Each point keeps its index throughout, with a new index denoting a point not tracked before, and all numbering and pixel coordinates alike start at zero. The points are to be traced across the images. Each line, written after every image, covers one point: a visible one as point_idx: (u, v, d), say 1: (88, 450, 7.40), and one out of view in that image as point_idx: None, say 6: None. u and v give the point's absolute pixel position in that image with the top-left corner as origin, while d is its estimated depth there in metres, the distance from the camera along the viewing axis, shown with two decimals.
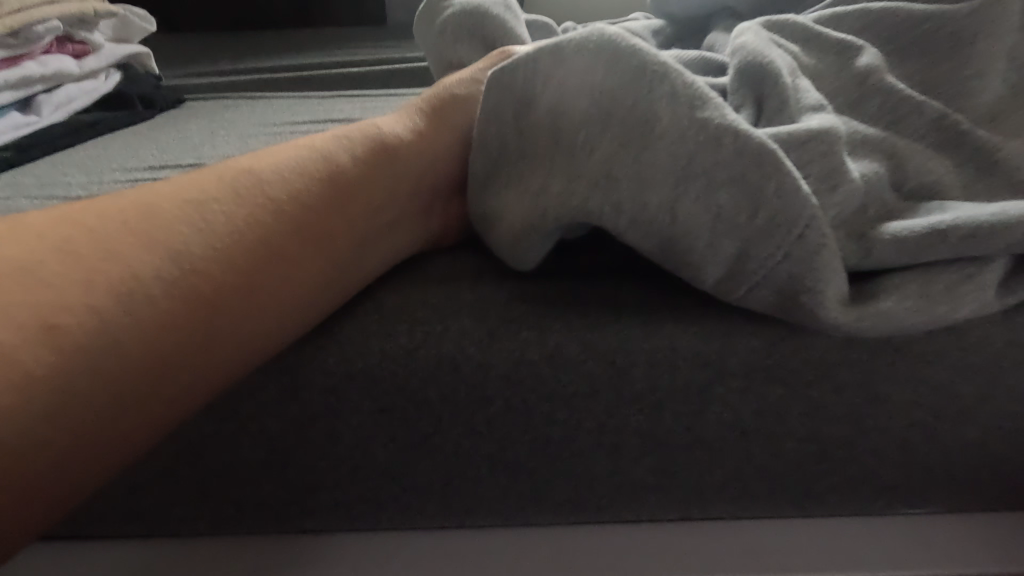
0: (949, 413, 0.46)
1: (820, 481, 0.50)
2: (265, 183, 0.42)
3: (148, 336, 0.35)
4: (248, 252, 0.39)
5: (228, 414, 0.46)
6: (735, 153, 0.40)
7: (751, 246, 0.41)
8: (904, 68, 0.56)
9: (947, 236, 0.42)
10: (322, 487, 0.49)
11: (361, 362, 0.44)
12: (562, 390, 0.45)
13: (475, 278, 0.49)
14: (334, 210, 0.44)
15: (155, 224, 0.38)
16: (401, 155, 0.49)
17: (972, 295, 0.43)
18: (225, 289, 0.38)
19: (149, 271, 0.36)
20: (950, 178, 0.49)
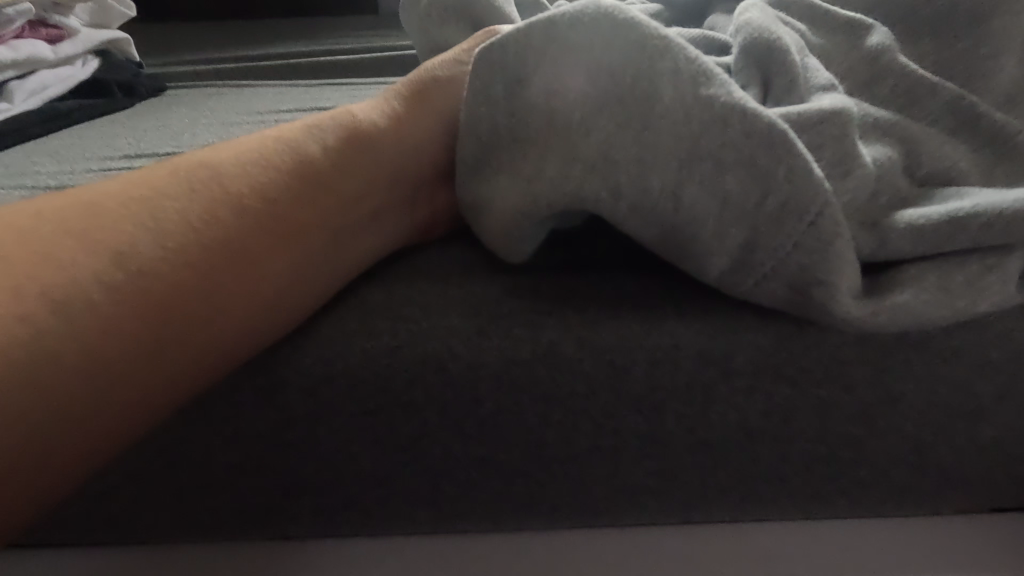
0: (968, 414, 0.44)
1: (830, 485, 0.47)
2: (223, 177, 0.40)
3: (86, 344, 0.32)
4: (202, 249, 0.37)
5: (197, 417, 0.43)
6: (742, 138, 0.38)
7: (761, 235, 0.38)
8: (916, 49, 0.54)
9: (967, 225, 0.40)
10: (302, 495, 0.47)
11: (339, 361, 0.41)
12: (558, 391, 0.42)
13: (463, 271, 0.46)
14: (301, 202, 0.41)
15: (99, 224, 0.35)
16: (379, 143, 0.46)
17: (992, 288, 0.40)
18: (178, 289, 0.35)
19: (92, 275, 0.33)
20: (966, 165, 0.46)
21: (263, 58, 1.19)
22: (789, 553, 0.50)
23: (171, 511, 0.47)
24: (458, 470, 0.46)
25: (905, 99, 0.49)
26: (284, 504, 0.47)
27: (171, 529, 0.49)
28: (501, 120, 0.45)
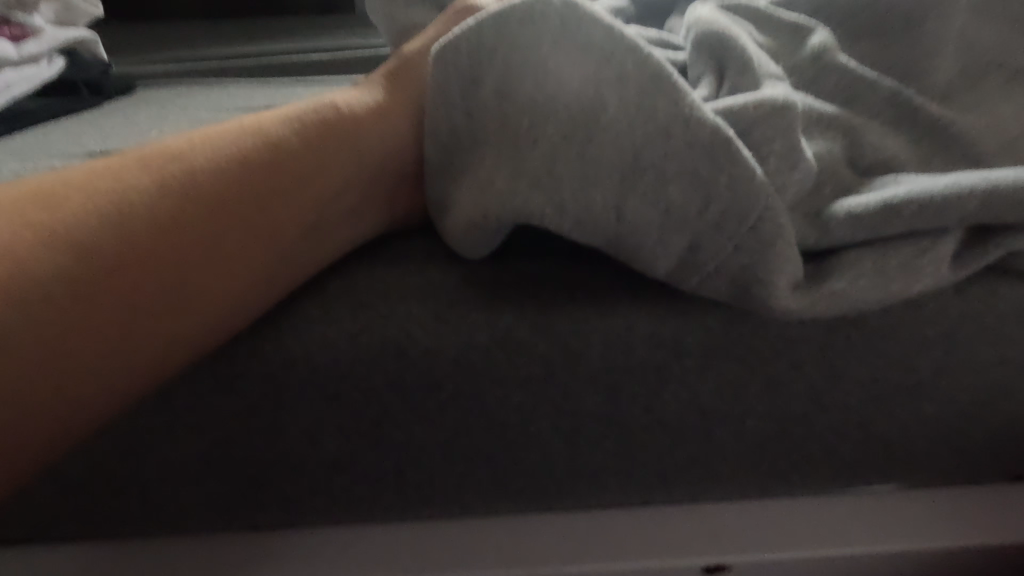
0: (908, 389, 0.46)
1: (782, 462, 0.50)
2: (187, 167, 0.40)
3: (38, 339, 0.34)
4: (160, 243, 0.37)
5: (160, 407, 0.44)
6: (684, 133, 0.40)
7: (703, 222, 0.40)
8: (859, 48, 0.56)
9: (902, 212, 0.42)
10: (268, 482, 0.48)
11: (300, 349, 0.42)
12: (514, 375, 0.44)
13: (424, 260, 0.48)
14: (274, 198, 0.41)
15: (50, 216, 0.36)
16: (356, 135, 0.46)
17: (926, 268, 0.42)
18: (132, 285, 0.36)
19: (57, 252, 0.35)
20: (905, 153, 0.49)
21: (233, 56, 1.19)
22: (747, 530, 0.52)
23: (138, 502, 0.48)
24: (422, 455, 0.47)
25: (846, 96, 0.52)
26: (250, 491, 0.48)
27: (138, 521, 0.49)
28: (456, 118, 0.46)
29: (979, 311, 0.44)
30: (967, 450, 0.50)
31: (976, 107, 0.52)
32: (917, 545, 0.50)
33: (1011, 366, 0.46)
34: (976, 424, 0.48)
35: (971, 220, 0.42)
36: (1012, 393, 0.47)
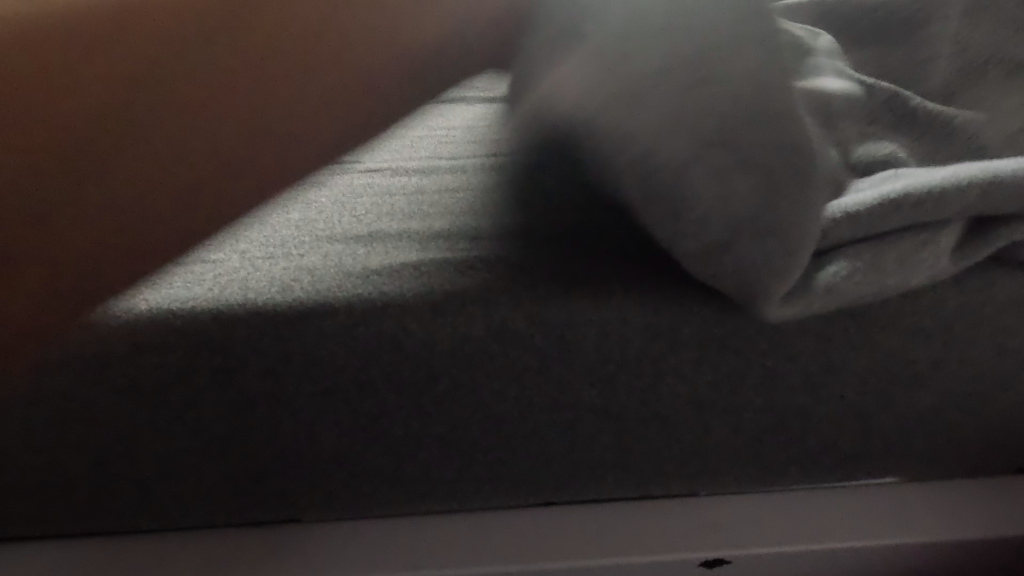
0: (905, 381, 0.46)
1: (781, 454, 0.50)
2: (228, 84, 0.62)
3: (140, 162, 0.54)
4: (190, 133, 0.58)
5: (157, 400, 0.44)
6: (756, 88, 0.40)
7: (745, 192, 0.39)
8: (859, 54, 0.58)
9: (900, 206, 0.41)
10: (265, 475, 0.48)
11: (296, 341, 0.42)
12: (510, 366, 0.44)
13: (420, 251, 0.46)
14: (264, 116, 0.60)
15: (122, 115, 0.58)
16: (338, 77, 0.65)
17: (927, 258, 0.42)
18: (177, 150, 0.56)
19: (143, 116, 0.58)
20: (903, 145, 0.48)
21: None
22: (745, 522, 0.52)
23: (135, 496, 0.48)
24: (420, 449, 0.47)
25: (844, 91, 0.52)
26: (247, 484, 0.48)
27: (136, 516, 0.49)
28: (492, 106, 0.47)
29: (980, 302, 0.44)
30: (965, 442, 0.50)
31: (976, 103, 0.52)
32: (906, 538, 0.51)
33: (1010, 358, 0.46)
34: (973, 416, 0.48)
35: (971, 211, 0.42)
36: (1010, 385, 0.47)
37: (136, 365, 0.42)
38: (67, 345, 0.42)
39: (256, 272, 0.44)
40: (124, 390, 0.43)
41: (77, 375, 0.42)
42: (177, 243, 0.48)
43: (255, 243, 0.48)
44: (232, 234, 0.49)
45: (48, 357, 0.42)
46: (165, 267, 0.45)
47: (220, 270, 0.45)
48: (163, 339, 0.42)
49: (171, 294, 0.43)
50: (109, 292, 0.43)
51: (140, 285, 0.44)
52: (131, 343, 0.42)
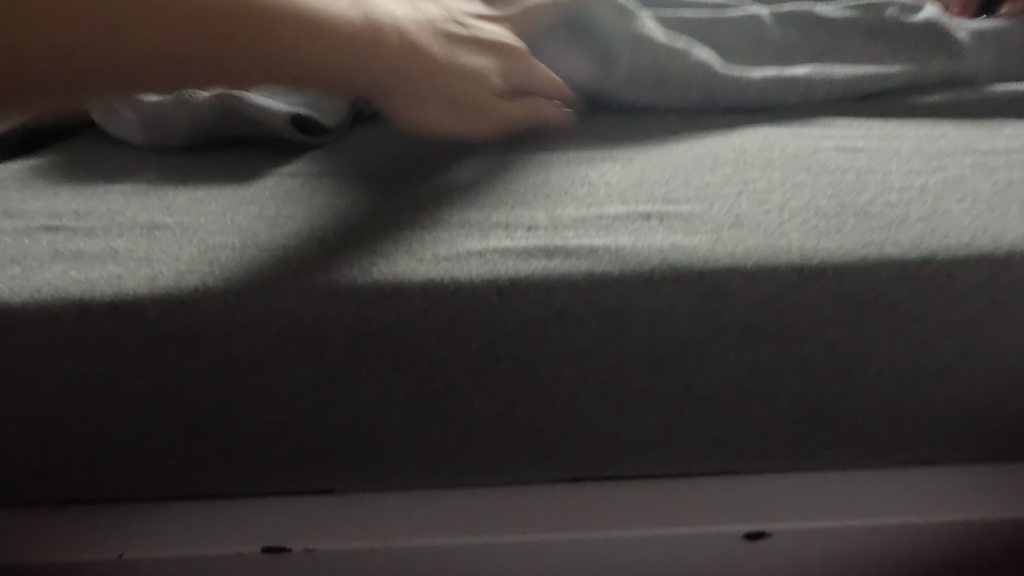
0: (933, 364, 0.49)
1: (816, 437, 0.53)
2: None
3: None
4: None
5: (249, 373, 0.48)
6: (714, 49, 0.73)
7: (803, 79, 0.73)
8: (869, 118, 0.70)
9: (904, 52, 0.77)
10: (339, 447, 0.52)
11: (375, 321, 0.46)
12: (566, 348, 0.48)
13: (482, 236, 0.50)
14: None
15: None
16: None
17: (940, 251, 0.46)
18: None
19: None
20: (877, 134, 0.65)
21: None
22: (791, 502, 0.54)
23: (222, 464, 0.53)
24: (481, 427, 0.51)
25: (820, 52, 0.78)
26: (320, 453, 0.52)
27: (224, 482, 0.54)
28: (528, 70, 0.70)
29: (1008, 296, 0.47)
30: (993, 430, 0.53)
31: (991, 153, 0.60)
32: (948, 514, 0.53)
33: None
34: (1000, 403, 0.51)
35: (943, 186, 0.54)
36: None
37: (231, 340, 0.47)
38: (169, 321, 0.46)
39: (335, 257, 0.48)
40: (217, 363, 0.48)
41: (178, 349, 0.47)
42: (262, 232, 0.52)
43: (331, 230, 0.52)
44: (305, 224, 0.53)
45: (157, 332, 0.47)
46: (250, 252, 0.49)
47: (300, 254, 0.49)
48: (257, 319, 0.46)
49: (258, 277, 0.47)
50: (204, 274, 0.47)
51: (233, 268, 0.48)
52: (229, 322, 0.46)
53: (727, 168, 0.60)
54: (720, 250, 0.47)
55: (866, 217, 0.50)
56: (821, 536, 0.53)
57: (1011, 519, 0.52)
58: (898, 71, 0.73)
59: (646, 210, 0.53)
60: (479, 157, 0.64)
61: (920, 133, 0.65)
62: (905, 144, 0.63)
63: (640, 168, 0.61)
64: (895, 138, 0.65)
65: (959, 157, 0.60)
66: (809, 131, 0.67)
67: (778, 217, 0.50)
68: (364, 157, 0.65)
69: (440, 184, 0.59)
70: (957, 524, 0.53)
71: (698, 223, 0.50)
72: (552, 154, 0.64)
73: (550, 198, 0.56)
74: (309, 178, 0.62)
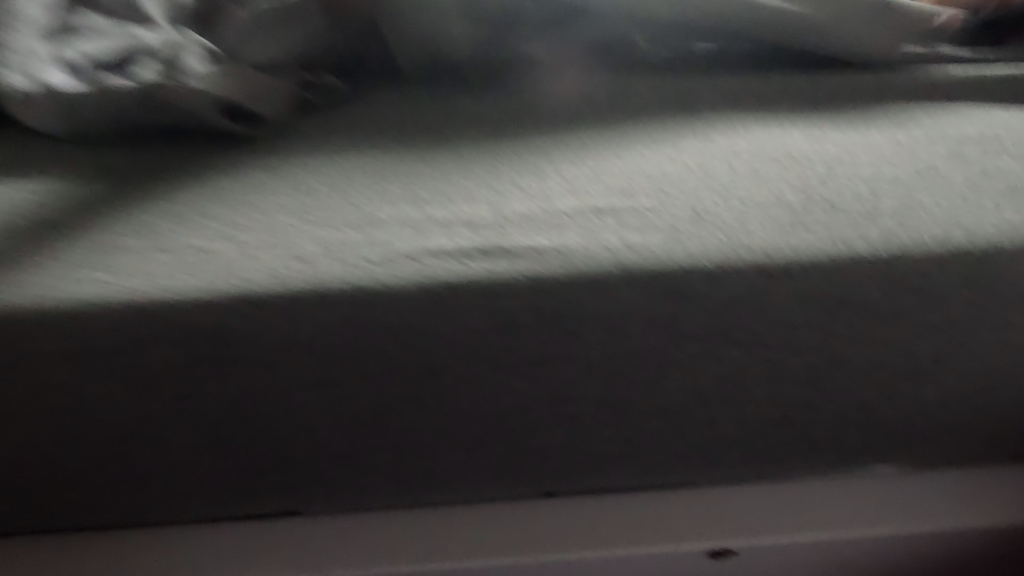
0: (905, 368, 0.46)
1: (784, 446, 0.49)
2: None
3: None
4: None
5: (160, 394, 0.43)
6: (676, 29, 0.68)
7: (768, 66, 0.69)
8: (840, 101, 0.66)
9: None
10: (266, 469, 0.47)
11: (299, 335, 0.42)
12: (511, 358, 0.43)
13: (417, 236, 0.45)
14: None
15: None
16: None
17: (911, 247, 0.43)
18: None
19: None
20: (847, 118, 0.61)
21: None
22: (758, 515, 0.51)
23: (137, 491, 0.48)
24: (424, 446, 0.47)
25: None
26: (245, 477, 0.47)
27: (141, 511, 0.49)
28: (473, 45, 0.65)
29: (984, 296, 0.44)
30: (968, 434, 0.50)
31: (964, 140, 0.57)
32: (921, 524, 0.50)
33: (1010, 354, 0.46)
34: (975, 406, 0.48)
35: (915, 176, 0.51)
36: (1012, 377, 0.47)
37: (135, 356, 0.42)
38: (63, 338, 0.42)
39: (252, 261, 0.43)
40: (122, 381, 0.43)
41: (76, 368, 0.42)
42: (175, 234, 0.47)
43: (251, 230, 0.47)
44: (225, 225, 0.48)
45: (51, 351, 0.42)
46: (158, 257, 0.44)
47: (213, 259, 0.44)
48: (164, 333, 0.42)
49: (165, 287, 0.42)
50: (102, 285, 0.42)
51: (136, 277, 0.43)
52: (132, 337, 0.42)
53: (689, 158, 0.56)
54: (677, 248, 0.43)
55: (835, 211, 0.46)
56: (790, 551, 0.50)
57: (985, 526, 0.50)
58: (898, 42, 0.67)
59: (600, 204, 0.48)
60: (425, 148, 0.59)
61: (892, 120, 0.62)
62: (876, 131, 0.59)
63: (597, 156, 0.57)
64: (866, 123, 0.61)
65: (931, 145, 0.57)
66: (778, 111, 0.63)
67: (741, 211, 0.47)
68: (299, 150, 0.60)
69: (379, 178, 0.54)
70: (930, 533, 0.50)
71: (656, 219, 0.46)
72: (503, 142, 0.60)
73: (498, 192, 0.52)
74: (238, 173, 0.56)
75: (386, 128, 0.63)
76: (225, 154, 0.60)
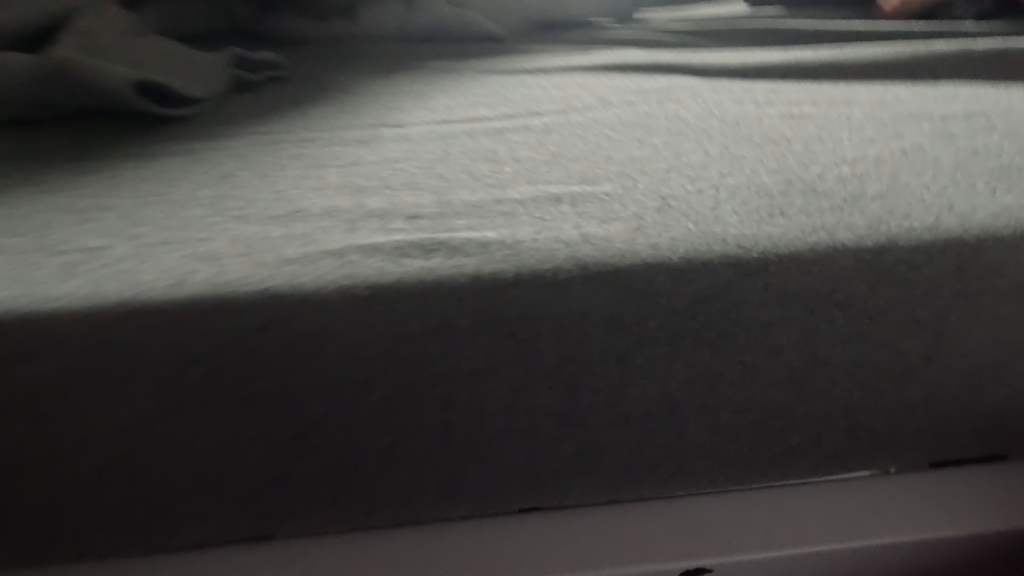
0: (892, 368, 0.42)
1: (764, 453, 0.45)
2: None
3: None
4: None
5: (38, 417, 0.37)
6: None
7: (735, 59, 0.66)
8: (816, 82, 0.62)
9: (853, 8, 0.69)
10: (174, 499, 0.40)
11: (204, 347, 0.36)
12: (455, 368, 0.38)
13: (347, 230, 0.40)
14: None
15: None
16: None
17: (898, 235, 0.39)
18: None
19: None
20: (823, 99, 0.57)
21: None
22: (745, 525, 0.46)
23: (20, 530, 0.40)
24: (359, 467, 0.41)
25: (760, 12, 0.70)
26: (151, 510, 0.41)
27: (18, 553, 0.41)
28: None
29: (976, 287, 0.40)
30: (957, 435, 0.46)
31: (949, 119, 0.53)
32: (909, 532, 0.46)
33: (1002, 350, 0.42)
34: (965, 405, 0.44)
35: (899, 157, 0.47)
36: (1005, 375, 0.43)
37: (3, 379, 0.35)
38: None
39: (149, 263, 0.38)
40: None
41: None
42: (67, 233, 0.41)
43: (155, 226, 0.41)
44: (127, 220, 0.42)
45: None
46: (40, 260, 0.38)
47: (104, 261, 0.38)
48: (40, 348, 0.35)
49: (45, 294, 0.36)
50: None
51: (12, 283, 0.36)
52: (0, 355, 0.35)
53: (657, 140, 0.51)
54: (642, 241, 0.38)
55: (814, 196, 0.42)
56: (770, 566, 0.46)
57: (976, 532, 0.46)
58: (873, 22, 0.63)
59: (558, 191, 0.43)
60: (366, 132, 0.54)
61: (872, 97, 0.57)
62: (855, 109, 0.55)
63: (556, 140, 0.52)
64: (844, 102, 0.57)
65: (913, 124, 0.53)
66: (749, 96, 0.59)
67: (712, 197, 0.42)
68: (225, 134, 0.54)
69: (312, 165, 0.48)
70: (918, 541, 0.46)
71: (619, 207, 0.41)
72: (454, 127, 0.54)
73: (444, 178, 0.46)
74: (152, 162, 0.50)
75: (326, 113, 0.58)
76: (140, 141, 0.53)
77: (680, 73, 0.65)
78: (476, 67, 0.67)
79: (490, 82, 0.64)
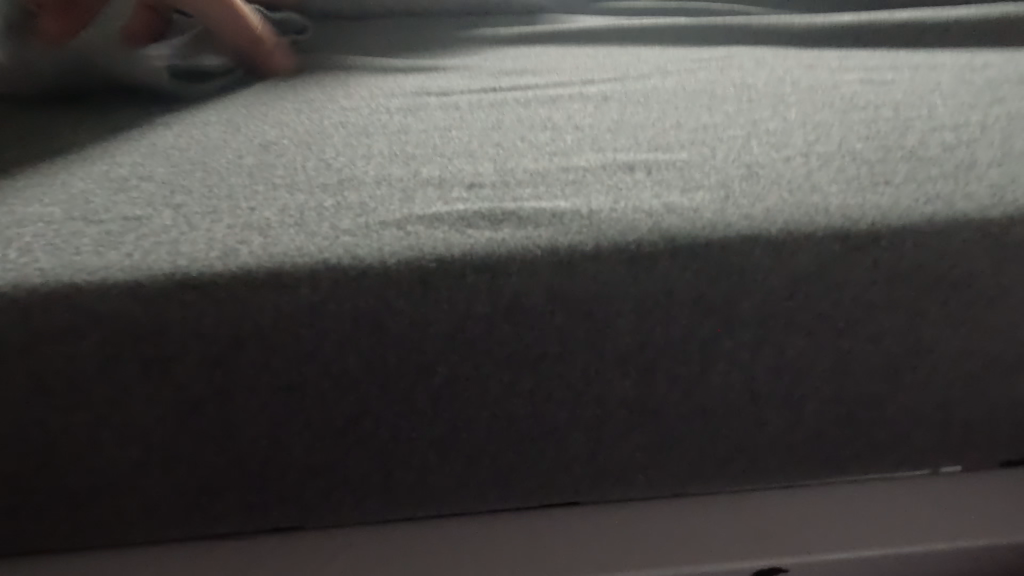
0: (1006, 356, 0.37)
1: (855, 447, 0.39)
2: None
3: None
4: None
5: (72, 397, 0.34)
6: None
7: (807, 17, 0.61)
8: (893, 46, 0.57)
9: None
10: (212, 489, 0.37)
11: (252, 324, 0.33)
12: (524, 350, 0.34)
13: (403, 199, 0.37)
14: None
15: None
16: None
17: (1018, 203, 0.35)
18: None
19: None
20: (905, 63, 0.53)
21: None
22: (837, 521, 0.40)
23: (45, 521, 0.37)
24: (408, 457, 0.37)
25: None
26: (187, 501, 0.37)
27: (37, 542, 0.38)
28: None
29: None
30: None
31: None
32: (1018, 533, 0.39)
33: None
34: None
35: (1003, 123, 0.42)
36: None
37: (40, 355, 0.33)
38: None
39: (194, 233, 0.35)
40: (22, 387, 0.33)
41: None
42: (105, 202, 0.38)
43: (198, 196, 0.38)
44: (166, 190, 0.39)
45: None
46: (77, 230, 0.36)
47: (146, 231, 0.35)
48: (80, 323, 0.32)
49: (85, 265, 0.33)
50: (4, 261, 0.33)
51: (52, 253, 0.34)
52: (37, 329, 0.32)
53: (727, 107, 0.47)
54: (732, 211, 0.34)
55: (916, 165, 0.38)
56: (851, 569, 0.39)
57: None
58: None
59: (628, 158, 0.40)
60: (413, 100, 0.50)
61: (960, 61, 0.52)
62: (943, 74, 0.50)
63: (616, 108, 0.48)
64: (929, 66, 0.52)
65: (1010, 88, 0.48)
66: (822, 61, 0.54)
67: (802, 164, 0.38)
68: (263, 102, 0.51)
69: (358, 132, 0.45)
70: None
71: (699, 174, 0.37)
72: (505, 95, 0.51)
73: (501, 146, 0.43)
74: (185, 129, 0.47)
75: (366, 83, 0.54)
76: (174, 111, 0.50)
77: (742, 37, 0.61)
78: (521, 34, 0.63)
79: (540, 51, 0.60)
